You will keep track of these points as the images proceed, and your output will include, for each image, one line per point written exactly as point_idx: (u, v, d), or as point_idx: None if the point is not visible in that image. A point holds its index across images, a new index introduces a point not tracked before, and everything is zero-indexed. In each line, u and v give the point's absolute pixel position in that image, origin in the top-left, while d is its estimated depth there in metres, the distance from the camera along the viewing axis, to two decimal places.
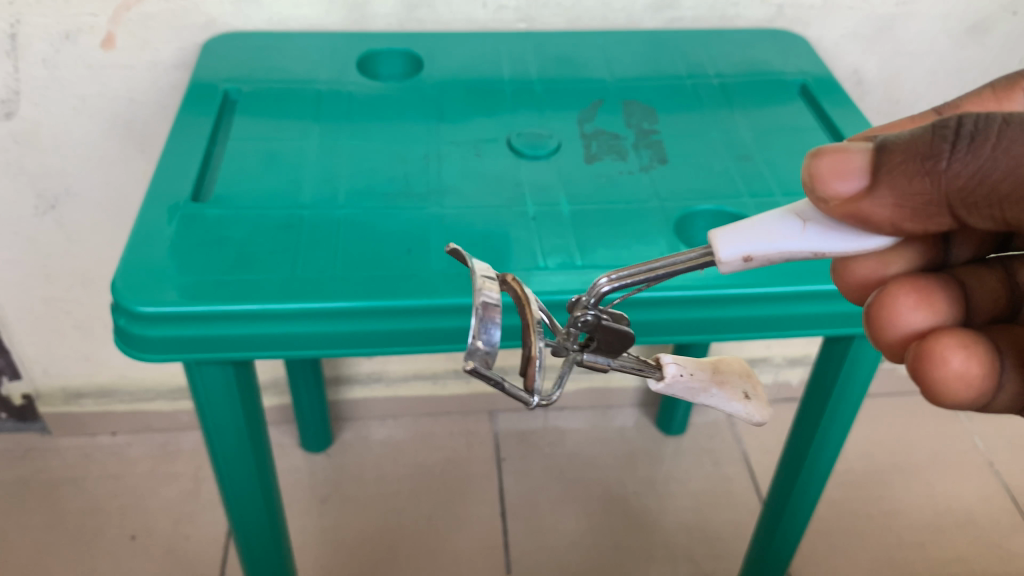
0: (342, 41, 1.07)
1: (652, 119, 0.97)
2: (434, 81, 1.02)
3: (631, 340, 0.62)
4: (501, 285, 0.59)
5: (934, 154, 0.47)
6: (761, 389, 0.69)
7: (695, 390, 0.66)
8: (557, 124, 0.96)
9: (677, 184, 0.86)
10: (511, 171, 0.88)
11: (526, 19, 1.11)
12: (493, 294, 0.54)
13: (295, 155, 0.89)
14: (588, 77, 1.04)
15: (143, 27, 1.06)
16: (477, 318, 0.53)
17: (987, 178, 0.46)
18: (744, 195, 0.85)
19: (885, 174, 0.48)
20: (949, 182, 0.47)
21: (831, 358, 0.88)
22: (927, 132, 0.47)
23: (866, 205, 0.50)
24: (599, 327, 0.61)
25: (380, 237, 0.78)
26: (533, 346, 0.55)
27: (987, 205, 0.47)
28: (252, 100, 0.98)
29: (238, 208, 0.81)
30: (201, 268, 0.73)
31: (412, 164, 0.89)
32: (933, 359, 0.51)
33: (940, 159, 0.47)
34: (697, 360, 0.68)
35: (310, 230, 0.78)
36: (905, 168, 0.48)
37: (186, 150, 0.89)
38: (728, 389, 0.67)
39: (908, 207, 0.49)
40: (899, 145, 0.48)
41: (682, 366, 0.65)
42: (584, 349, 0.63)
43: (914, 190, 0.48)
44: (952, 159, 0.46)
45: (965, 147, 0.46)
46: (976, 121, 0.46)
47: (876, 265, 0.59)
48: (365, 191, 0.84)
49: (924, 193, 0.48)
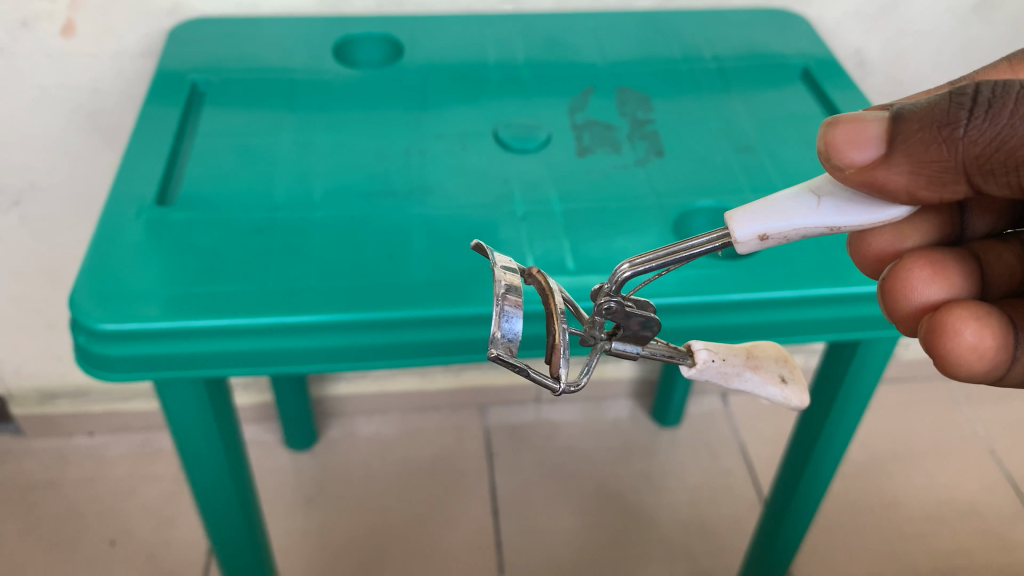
0: (317, 26, 1.01)
1: (647, 107, 0.92)
2: (416, 67, 0.96)
3: (658, 325, 0.57)
4: (525, 278, 0.58)
5: (952, 121, 0.45)
6: (801, 372, 0.62)
7: (729, 373, 0.60)
8: (546, 114, 0.90)
9: (675, 178, 0.81)
10: (498, 167, 0.83)
11: (512, 1, 1.06)
12: (516, 285, 0.53)
13: (267, 150, 0.84)
14: (578, 62, 0.98)
15: (105, 12, 0.99)
16: (497, 309, 0.52)
17: (1006, 145, 0.44)
18: (746, 191, 0.81)
19: (901, 143, 0.46)
20: (966, 150, 0.45)
21: (836, 363, 0.83)
22: (943, 99, 0.45)
23: (884, 170, 0.47)
24: (623, 316, 0.57)
25: (359, 241, 0.73)
26: (556, 334, 0.54)
27: (1005, 173, 0.45)
28: (222, 92, 0.92)
29: (205, 211, 0.75)
30: (165, 278, 0.68)
31: (393, 159, 0.83)
32: (945, 332, 0.50)
33: (957, 127, 0.45)
34: (728, 344, 0.62)
35: (283, 235, 0.73)
36: (921, 135, 0.46)
37: (150, 147, 0.83)
38: (762, 372, 0.60)
39: (925, 177, 0.47)
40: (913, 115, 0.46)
41: (712, 350, 0.60)
42: (612, 337, 0.59)
43: (932, 158, 0.46)
44: (970, 128, 0.44)
45: (983, 114, 0.44)
46: (993, 88, 0.44)
47: (892, 239, 0.59)
48: (343, 189, 0.79)
49: (943, 160, 0.46)
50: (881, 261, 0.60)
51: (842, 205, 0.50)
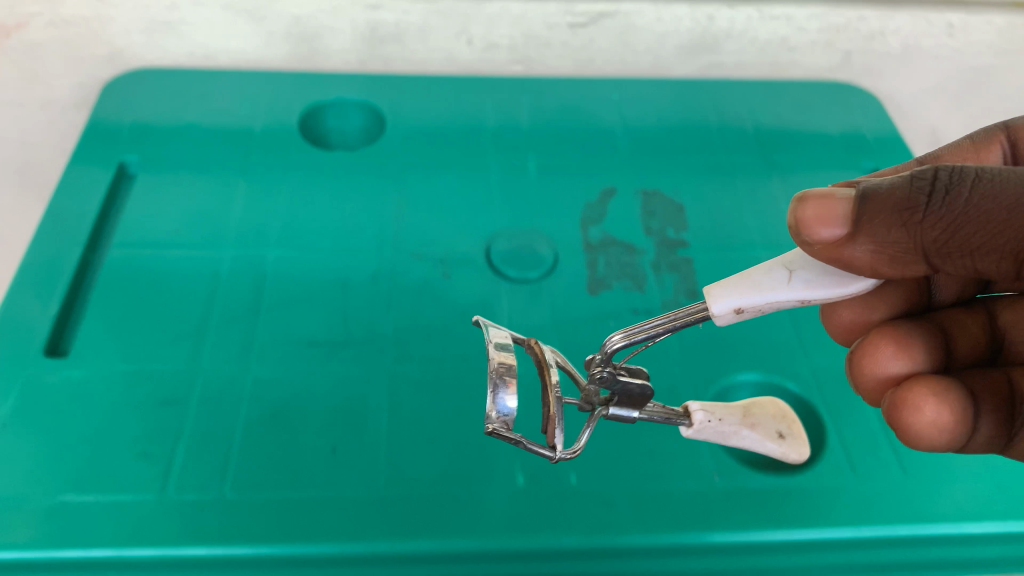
0: (280, 86, 0.82)
1: (679, 222, 0.73)
2: (398, 150, 0.77)
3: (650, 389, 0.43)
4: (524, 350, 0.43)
5: (914, 202, 0.36)
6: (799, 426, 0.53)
7: (727, 434, 0.47)
8: (555, 224, 0.72)
9: (713, 337, 0.63)
10: (488, 306, 0.65)
11: (523, 61, 0.86)
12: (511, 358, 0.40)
13: (198, 268, 0.66)
14: (597, 147, 0.80)
15: (30, 56, 0.83)
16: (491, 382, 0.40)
17: (975, 232, 0.35)
18: (802, 359, 0.62)
19: (863, 222, 0.37)
20: (930, 234, 0.36)
21: None
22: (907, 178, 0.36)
23: (847, 250, 0.38)
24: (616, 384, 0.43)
25: (297, 426, 0.56)
26: (552, 402, 0.41)
27: (976, 257, 0.36)
28: (153, 179, 0.73)
29: (105, 369, 0.58)
30: (41, 489, 0.52)
31: (355, 289, 0.65)
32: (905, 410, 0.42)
33: (921, 210, 0.35)
34: (719, 403, 0.51)
35: (200, 412, 0.56)
36: (879, 214, 0.36)
37: (53, 259, 0.66)
38: (760, 430, 0.50)
39: (886, 259, 0.38)
40: (876, 191, 0.37)
41: (709, 409, 0.47)
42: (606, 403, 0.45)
43: (895, 241, 0.36)
44: (934, 211, 0.35)
45: (944, 201, 0.35)
46: (952, 173, 0.35)
47: (861, 310, 0.51)
48: (285, 339, 0.61)
49: (905, 245, 0.36)
50: (849, 330, 0.52)
51: (813, 279, 0.39)
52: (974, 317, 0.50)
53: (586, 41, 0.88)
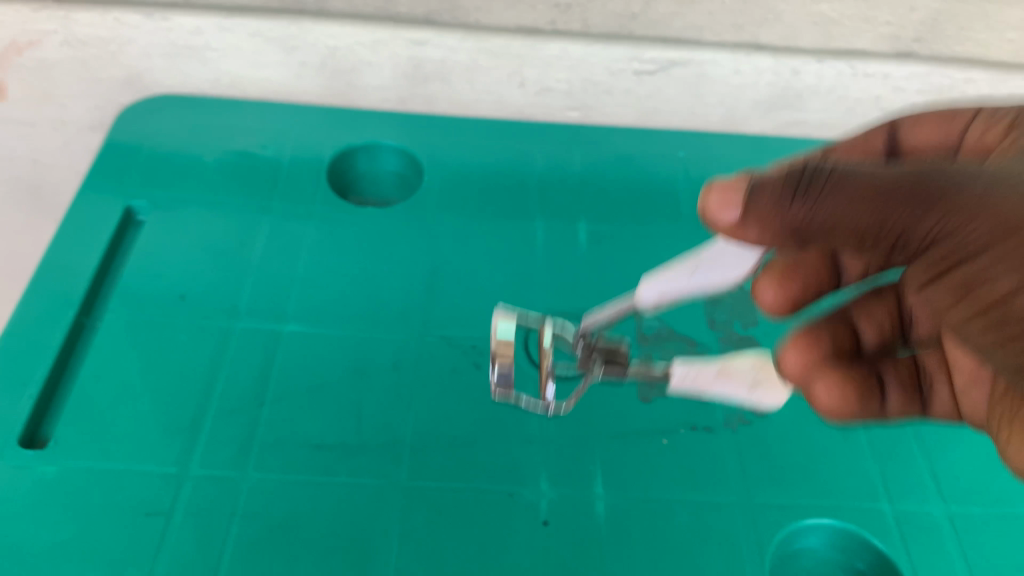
0: (315, 127, 0.76)
1: (748, 314, 0.64)
2: (436, 210, 0.69)
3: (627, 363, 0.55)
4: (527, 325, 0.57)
5: (796, 189, 0.33)
6: (773, 376, 0.54)
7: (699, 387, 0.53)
8: (604, 309, 0.63)
9: (783, 468, 0.55)
10: (523, 410, 0.56)
11: (580, 107, 0.77)
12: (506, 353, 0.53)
13: (200, 343, 0.58)
14: (656, 216, 0.71)
15: (42, 76, 0.73)
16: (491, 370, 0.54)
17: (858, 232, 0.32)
18: (884, 502, 0.54)
19: (751, 215, 0.35)
20: (809, 225, 0.33)
21: None
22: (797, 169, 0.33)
23: (746, 236, 0.36)
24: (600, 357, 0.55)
25: (295, 554, 0.49)
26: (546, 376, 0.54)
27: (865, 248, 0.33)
28: (163, 228, 0.66)
29: (84, 466, 0.51)
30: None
31: (374, 381, 0.57)
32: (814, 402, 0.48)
33: (802, 197, 0.33)
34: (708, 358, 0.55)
35: (185, 530, 0.49)
36: (763, 201, 0.34)
37: (41, 324, 0.59)
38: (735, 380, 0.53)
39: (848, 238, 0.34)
40: (768, 180, 0.34)
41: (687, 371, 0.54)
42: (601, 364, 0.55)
43: (777, 228, 0.34)
44: (814, 202, 0.33)
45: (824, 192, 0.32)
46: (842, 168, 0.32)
47: (781, 290, 0.52)
48: (290, 439, 0.53)
49: (794, 229, 0.34)
50: (782, 309, 0.52)
51: (713, 269, 0.46)
52: (882, 303, 0.50)
53: (654, 89, 0.74)
